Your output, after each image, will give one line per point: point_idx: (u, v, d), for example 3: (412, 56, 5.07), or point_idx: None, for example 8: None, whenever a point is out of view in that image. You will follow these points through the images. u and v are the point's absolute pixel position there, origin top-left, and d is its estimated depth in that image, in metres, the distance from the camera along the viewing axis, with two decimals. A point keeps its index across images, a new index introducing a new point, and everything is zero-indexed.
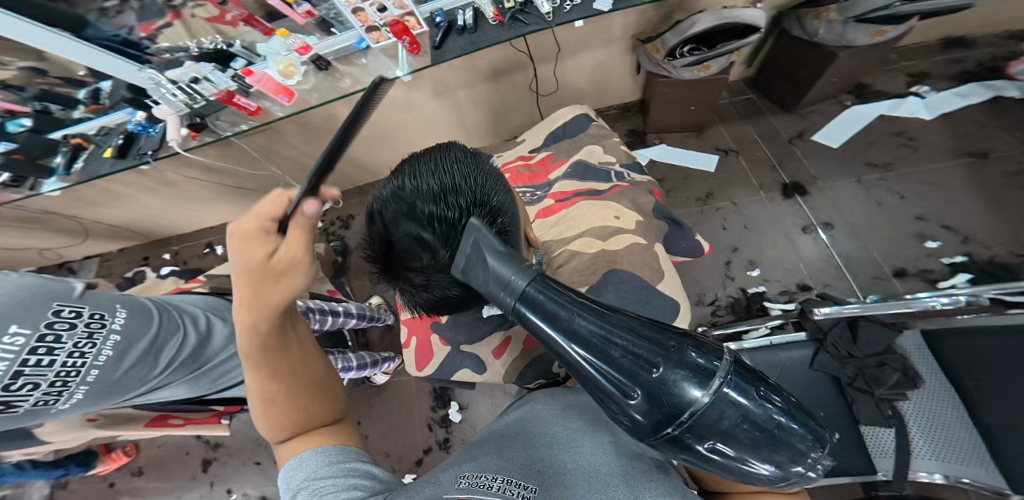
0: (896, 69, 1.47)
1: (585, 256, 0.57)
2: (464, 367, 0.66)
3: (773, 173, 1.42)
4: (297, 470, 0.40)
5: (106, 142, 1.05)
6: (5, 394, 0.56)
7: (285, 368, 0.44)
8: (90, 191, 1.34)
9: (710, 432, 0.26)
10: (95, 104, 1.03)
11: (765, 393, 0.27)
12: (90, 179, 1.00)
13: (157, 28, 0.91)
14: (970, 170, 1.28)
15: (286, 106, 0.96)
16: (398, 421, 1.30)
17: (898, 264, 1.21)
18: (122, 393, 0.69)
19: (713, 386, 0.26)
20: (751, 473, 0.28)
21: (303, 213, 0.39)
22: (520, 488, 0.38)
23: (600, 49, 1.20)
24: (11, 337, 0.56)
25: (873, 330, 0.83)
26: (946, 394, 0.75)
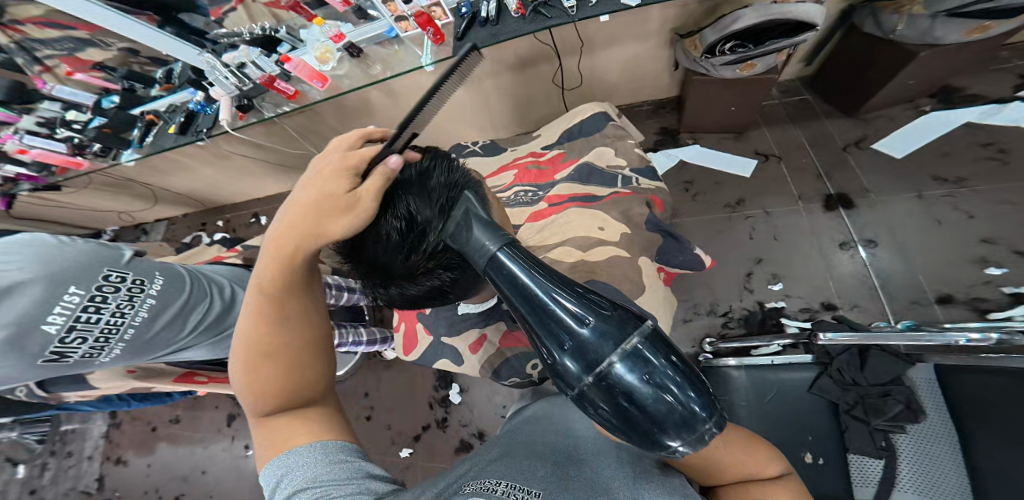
0: (1002, 69, 1.26)
1: (564, 265, 0.58)
2: (444, 357, 0.69)
3: (817, 183, 1.31)
4: (297, 463, 0.37)
5: (172, 118, 1.16)
6: (62, 345, 0.70)
7: (289, 312, 0.41)
8: (160, 161, 1.51)
9: (618, 386, 0.28)
10: (168, 83, 1.17)
11: (675, 365, 0.29)
12: (155, 152, 1.12)
13: (224, 12, 1.00)
14: None
15: (320, 91, 1.01)
16: (403, 395, 1.43)
17: (945, 289, 1.10)
18: (153, 350, 0.83)
19: (628, 342, 0.29)
20: (655, 439, 0.29)
21: (387, 166, 0.36)
22: (523, 493, 0.39)
23: (635, 43, 1.16)
24: (69, 296, 0.68)
25: (884, 360, 0.91)
26: (945, 432, 0.75)
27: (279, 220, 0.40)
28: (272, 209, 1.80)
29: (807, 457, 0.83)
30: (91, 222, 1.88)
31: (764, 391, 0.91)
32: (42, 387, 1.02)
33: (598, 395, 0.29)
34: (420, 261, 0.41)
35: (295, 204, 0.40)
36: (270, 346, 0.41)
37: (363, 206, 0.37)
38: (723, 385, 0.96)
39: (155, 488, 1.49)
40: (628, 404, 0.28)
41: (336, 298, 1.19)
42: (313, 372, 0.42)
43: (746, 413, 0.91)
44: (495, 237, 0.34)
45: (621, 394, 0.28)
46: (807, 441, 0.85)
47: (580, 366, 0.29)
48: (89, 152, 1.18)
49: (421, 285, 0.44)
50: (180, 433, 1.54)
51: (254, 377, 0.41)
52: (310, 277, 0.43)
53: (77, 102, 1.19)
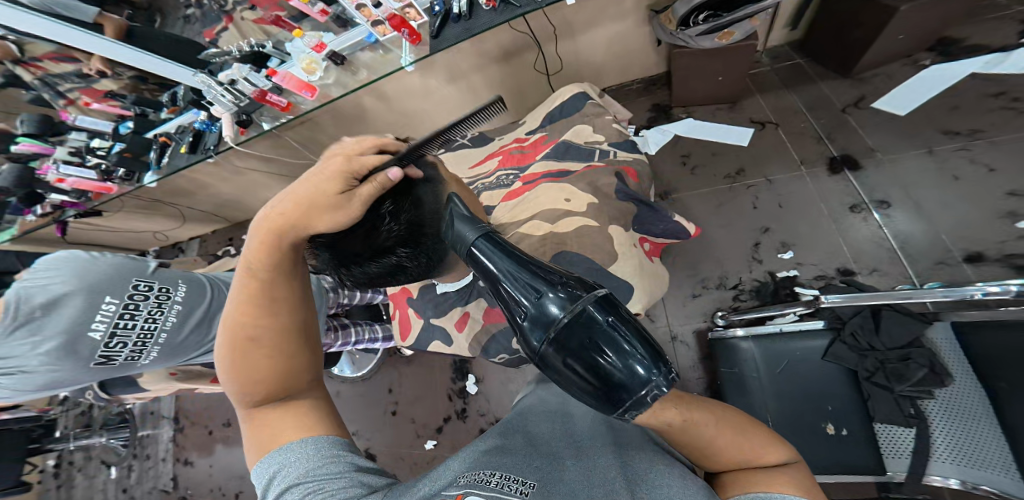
0: (1005, 17, 1.19)
1: (533, 238, 0.59)
2: (435, 338, 0.72)
3: (819, 146, 1.26)
4: (291, 457, 0.38)
5: (182, 139, 1.25)
6: (107, 348, 0.78)
7: (280, 298, 0.42)
8: (184, 181, 1.62)
9: (575, 345, 0.29)
10: (174, 105, 1.25)
11: (621, 329, 0.30)
12: (173, 172, 1.21)
13: (216, 32, 1.16)
14: None
15: (309, 101, 1.07)
16: (424, 388, 1.47)
17: (973, 247, 1.03)
18: (186, 351, 0.90)
19: (578, 306, 0.30)
20: (606, 397, 0.29)
21: (384, 176, 0.39)
22: (518, 484, 0.37)
23: (614, 23, 1.16)
24: (106, 305, 0.76)
25: (896, 321, 0.80)
26: (982, 409, 0.67)
27: (273, 207, 0.41)
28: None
29: (828, 429, 0.79)
30: (132, 243, 2.04)
31: (773, 363, 0.88)
32: (104, 390, 1.13)
33: (557, 357, 0.30)
34: (380, 240, 0.46)
35: (286, 196, 0.41)
36: (254, 333, 0.41)
37: (354, 208, 0.40)
38: (731, 358, 0.95)
39: (218, 487, 1.61)
40: (585, 365, 0.29)
41: (349, 298, 1.27)
42: (300, 362, 0.43)
43: (758, 386, 0.88)
44: (474, 230, 0.39)
45: (578, 354, 0.29)
46: (829, 411, 0.81)
47: (538, 333, 0.31)
48: (117, 178, 1.29)
49: (380, 262, 0.48)
50: (232, 435, 1.65)
51: (241, 367, 0.41)
52: (295, 269, 0.44)
53: (98, 130, 1.31)
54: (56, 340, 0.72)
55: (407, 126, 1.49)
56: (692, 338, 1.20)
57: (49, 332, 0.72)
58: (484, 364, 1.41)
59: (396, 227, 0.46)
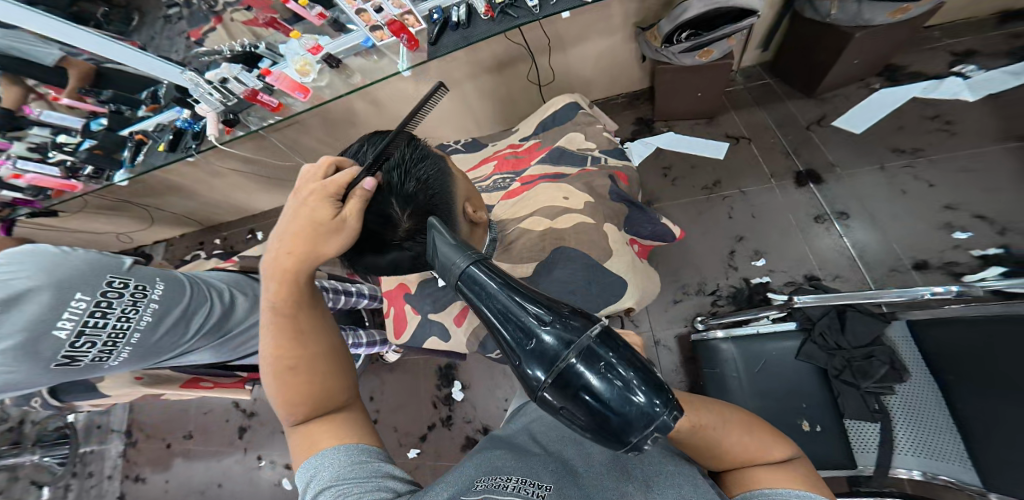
0: (938, 48, 1.40)
1: (534, 233, 0.61)
2: (433, 334, 0.73)
3: (786, 161, 1.36)
4: (323, 464, 0.38)
5: (160, 137, 1.20)
6: (72, 349, 0.73)
7: (306, 326, 0.43)
8: (156, 180, 1.55)
9: (578, 384, 0.28)
10: (154, 103, 1.18)
11: (624, 368, 0.29)
12: (148, 170, 1.17)
13: (204, 32, 1.10)
14: (1015, 155, 1.19)
15: (302, 102, 1.07)
16: (408, 396, 1.43)
17: (919, 255, 1.14)
18: (159, 354, 0.85)
19: (581, 344, 0.29)
20: (620, 432, 0.28)
21: (362, 188, 0.41)
22: (536, 488, 0.38)
23: (602, 38, 1.23)
24: (76, 302, 0.72)
25: (861, 320, 0.86)
26: (935, 399, 0.71)
27: (279, 246, 0.43)
28: (269, 223, 1.83)
29: (804, 425, 0.80)
30: (89, 245, 1.91)
31: (750, 363, 0.89)
32: (54, 398, 1.05)
33: (559, 395, 0.29)
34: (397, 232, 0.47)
35: (284, 233, 0.42)
36: (293, 361, 0.42)
37: (348, 227, 0.41)
38: (712, 358, 0.94)
39: None
40: (592, 405, 0.28)
41: (335, 301, 1.18)
42: (337, 381, 0.42)
43: (738, 386, 0.88)
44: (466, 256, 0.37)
45: (583, 394, 0.28)
46: (803, 408, 0.82)
47: (540, 368, 0.29)
48: (82, 175, 1.23)
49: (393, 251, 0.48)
50: (194, 448, 1.55)
51: (280, 388, 0.41)
52: (316, 295, 0.46)
53: (65, 125, 1.24)
54: (15, 340, 0.67)
55: None
56: (674, 342, 1.23)
57: (6, 331, 0.66)
58: (470, 370, 1.39)
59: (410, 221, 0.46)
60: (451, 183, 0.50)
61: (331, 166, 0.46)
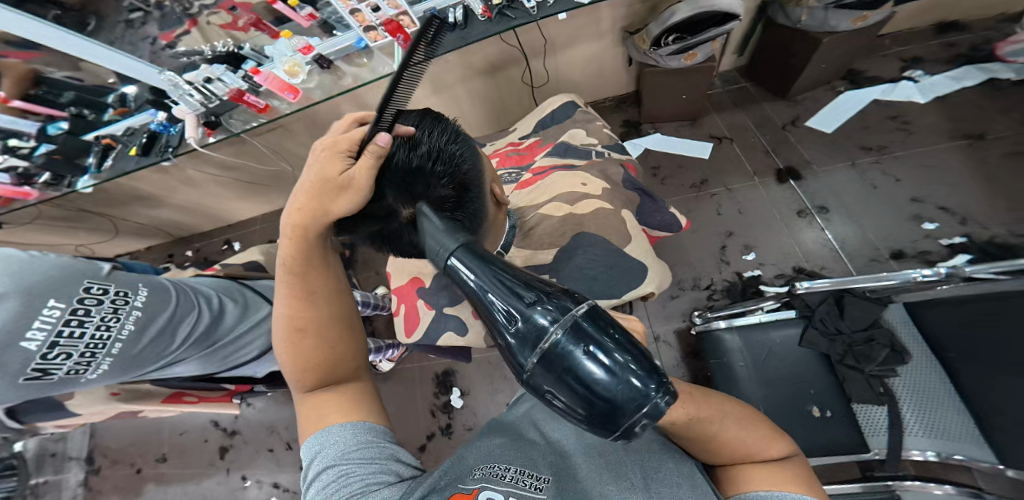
0: (889, 55, 1.53)
1: (553, 219, 0.61)
2: (448, 329, 0.70)
3: (767, 159, 1.43)
4: (327, 440, 0.41)
5: (131, 141, 1.12)
6: (44, 361, 0.65)
7: (316, 291, 0.45)
8: (117, 189, 1.41)
9: (562, 365, 0.28)
10: (123, 106, 1.11)
11: (615, 350, 0.29)
12: (117, 177, 1.09)
13: (176, 35, 1.02)
14: (967, 151, 1.30)
15: (291, 103, 1.03)
16: (402, 405, 1.31)
17: (894, 245, 1.21)
18: (143, 366, 0.78)
19: (570, 323, 0.29)
20: (607, 415, 0.28)
21: (375, 143, 0.39)
22: (532, 478, 0.43)
23: (592, 42, 1.27)
24: (49, 310, 0.64)
25: (858, 305, 0.88)
26: (940, 381, 0.74)
27: (290, 203, 0.43)
28: (248, 233, 1.74)
29: (814, 411, 0.81)
30: None
31: (755, 352, 0.90)
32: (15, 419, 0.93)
33: (545, 377, 0.29)
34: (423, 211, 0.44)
35: (298, 190, 0.43)
36: (305, 324, 0.44)
37: (361, 183, 0.40)
38: (717, 349, 0.95)
39: None
40: (576, 387, 0.28)
41: None
42: (346, 353, 0.45)
43: (745, 375, 0.88)
44: (454, 240, 0.36)
45: (572, 374, 0.28)
46: (812, 394, 0.83)
47: (526, 352, 0.29)
48: (38, 182, 1.12)
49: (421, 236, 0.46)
50: (168, 472, 1.42)
51: (294, 351, 0.44)
52: (329, 259, 0.47)
53: (17, 129, 1.05)
54: None
55: None
56: (673, 337, 1.23)
57: None
58: (470, 375, 1.31)
59: (447, 189, 0.44)
60: (479, 161, 0.49)
61: (353, 124, 0.46)
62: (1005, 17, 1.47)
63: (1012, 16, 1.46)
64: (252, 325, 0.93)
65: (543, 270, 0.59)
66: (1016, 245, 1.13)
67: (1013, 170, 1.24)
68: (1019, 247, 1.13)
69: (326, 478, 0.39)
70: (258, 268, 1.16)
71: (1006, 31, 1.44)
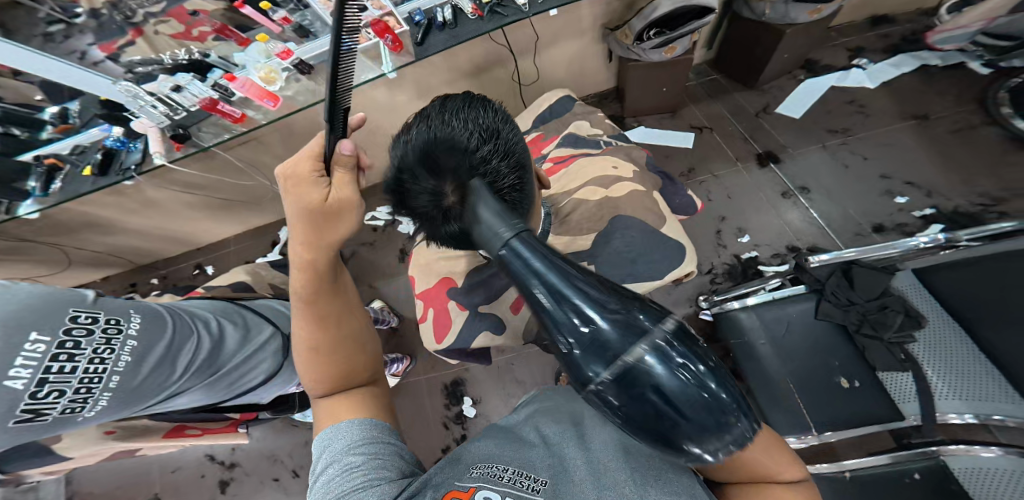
0: (837, 45, 1.63)
1: (590, 203, 0.69)
2: (484, 328, 0.80)
3: (746, 145, 1.49)
4: (333, 437, 0.40)
5: (83, 161, 0.88)
6: (33, 402, 0.57)
7: (327, 315, 0.43)
8: (64, 214, 1.24)
9: (644, 384, 0.23)
10: (64, 123, 0.88)
11: (706, 374, 0.24)
12: (66, 202, 0.85)
13: (118, 46, 0.85)
14: (917, 130, 1.41)
15: (271, 112, 0.90)
16: (414, 420, 1.22)
17: (875, 220, 1.29)
18: (143, 402, 0.68)
19: (654, 341, 0.24)
20: (678, 450, 0.25)
21: (342, 152, 0.43)
22: (531, 480, 0.37)
23: (574, 40, 1.28)
24: (32, 344, 0.56)
25: (866, 275, 0.90)
26: (968, 350, 0.75)
27: (291, 238, 0.43)
28: (223, 255, 1.60)
29: (842, 382, 0.83)
30: None
31: (773, 329, 0.92)
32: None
33: (617, 394, 0.24)
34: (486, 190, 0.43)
35: (292, 222, 0.43)
36: (315, 345, 0.43)
37: (349, 200, 0.43)
38: (735, 329, 0.96)
39: None
40: (656, 407, 0.23)
41: None
42: (360, 362, 0.44)
43: (767, 353, 0.90)
44: (508, 225, 0.30)
45: (652, 393, 0.23)
46: (837, 366, 0.85)
47: (597, 364, 0.24)
48: None
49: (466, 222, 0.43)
50: None
51: (310, 370, 0.43)
52: (338, 282, 0.46)
53: None
54: None
55: (370, 147, 1.43)
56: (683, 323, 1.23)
57: None
58: (480, 381, 1.25)
59: (506, 167, 0.45)
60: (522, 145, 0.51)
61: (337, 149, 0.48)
62: (924, 11, 1.63)
63: (929, 10, 1.63)
64: (257, 347, 0.83)
65: (582, 257, 0.65)
66: (977, 213, 1.23)
67: (959, 144, 1.36)
68: (980, 215, 1.23)
69: (330, 475, 0.37)
70: (245, 290, 1.06)
71: (927, 23, 1.61)
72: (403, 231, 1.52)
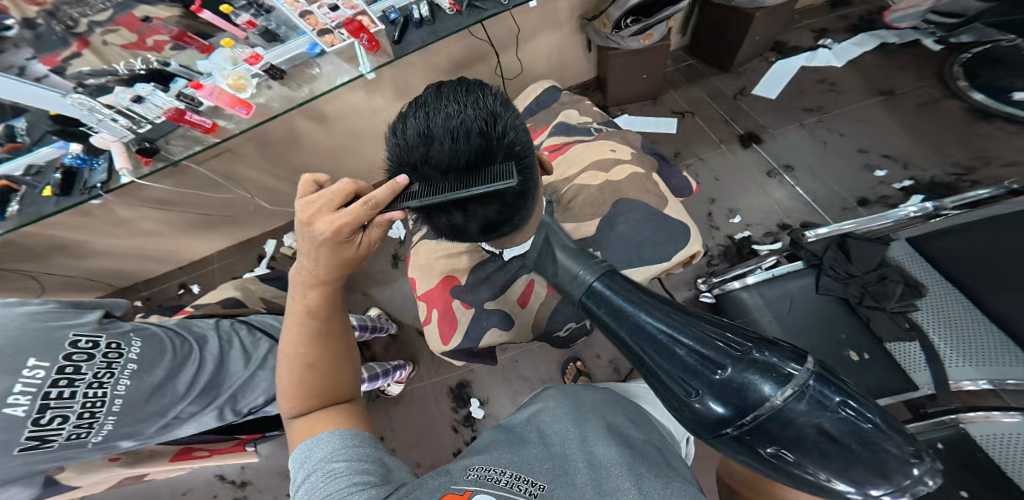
0: (802, 27, 1.67)
1: (592, 188, 0.78)
2: (492, 325, 0.80)
3: (728, 127, 1.51)
4: (314, 447, 0.41)
5: (39, 181, 0.82)
6: (38, 428, 0.60)
7: (331, 332, 0.50)
8: (29, 238, 1.17)
9: (784, 422, 0.31)
10: (10, 141, 0.81)
11: (846, 407, 0.32)
12: (26, 225, 0.78)
13: (63, 59, 0.78)
14: (886, 106, 1.45)
15: (245, 120, 0.86)
16: (423, 426, 1.19)
17: (858, 194, 1.32)
18: (148, 426, 0.71)
19: (799, 385, 0.32)
20: (815, 480, 0.33)
21: (388, 219, 0.46)
22: (527, 485, 0.35)
23: (551, 32, 1.27)
24: (32, 371, 0.60)
25: (863, 246, 0.94)
26: (972, 316, 0.78)
27: (305, 265, 0.47)
28: (209, 272, 1.54)
29: (853, 355, 0.84)
30: None
31: (777, 306, 0.93)
32: None
33: (765, 440, 0.32)
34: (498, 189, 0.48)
35: (308, 256, 0.47)
36: (313, 359, 0.48)
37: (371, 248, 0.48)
38: (739, 309, 0.96)
39: None
40: (809, 437, 0.31)
41: None
42: (346, 381, 0.49)
43: (772, 329, 0.90)
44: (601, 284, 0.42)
45: (800, 431, 0.31)
46: (844, 339, 0.86)
47: (733, 411, 0.32)
48: None
49: (492, 211, 0.50)
50: None
51: (296, 383, 0.46)
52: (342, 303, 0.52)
53: None
54: None
55: (350, 152, 1.39)
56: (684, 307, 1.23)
57: None
58: (486, 381, 1.23)
59: (517, 148, 0.49)
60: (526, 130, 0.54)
61: (349, 192, 0.46)
62: None
63: None
64: (260, 366, 0.82)
65: (588, 243, 0.73)
66: (952, 183, 1.27)
67: (928, 117, 1.40)
68: (955, 184, 1.26)
69: (313, 481, 0.38)
70: (237, 306, 1.02)
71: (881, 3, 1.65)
72: (394, 235, 1.49)
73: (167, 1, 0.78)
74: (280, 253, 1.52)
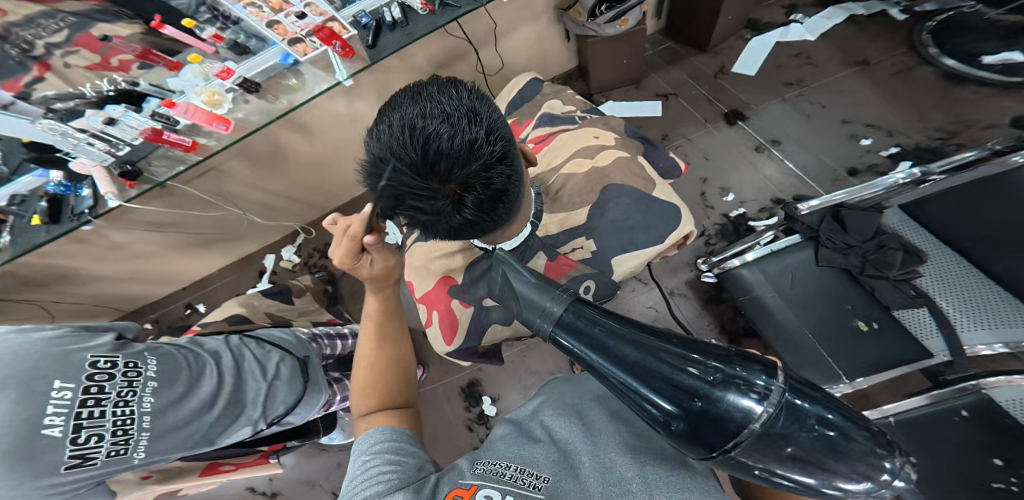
0: (772, 4, 1.66)
1: (579, 176, 0.77)
2: (494, 321, 0.79)
3: (712, 106, 1.50)
4: (361, 441, 0.44)
5: (23, 211, 0.80)
6: (75, 448, 0.59)
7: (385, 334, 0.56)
8: (26, 268, 1.15)
9: (773, 447, 0.25)
10: None
11: (836, 420, 0.26)
12: (21, 256, 0.76)
13: (25, 84, 0.76)
14: (862, 76, 1.45)
15: (224, 135, 0.84)
16: (437, 428, 1.18)
17: (848, 164, 1.32)
18: (184, 441, 0.69)
19: (777, 401, 0.25)
20: (806, 485, 0.26)
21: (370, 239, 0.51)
22: (532, 478, 0.35)
23: (529, 25, 1.27)
24: (59, 392, 0.59)
25: (857, 217, 0.93)
26: (977, 280, 0.78)
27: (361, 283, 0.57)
28: (211, 291, 1.51)
29: (861, 325, 0.84)
30: None
31: (780, 281, 0.93)
32: None
33: (753, 457, 0.26)
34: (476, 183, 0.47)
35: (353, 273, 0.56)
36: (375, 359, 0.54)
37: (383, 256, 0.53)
38: (741, 286, 0.97)
39: None
40: (793, 453, 0.25)
41: (330, 349, 1.03)
42: (399, 386, 0.53)
43: (778, 304, 0.91)
44: (555, 302, 0.33)
45: (786, 449, 0.25)
46: (850, 309, 0.86)
47: (715, 432, 0.25)
48: None
49: (474, 209, 0.50)
50: None
51: (360, 383, 0.52)
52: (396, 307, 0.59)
53: None
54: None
55: (337, 158, 1.37)
56: (687, 288, 1.23)
57: None
58: (496, 379, 1.22)
59: (494, 145, 0.48)
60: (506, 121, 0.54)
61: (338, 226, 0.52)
62: None
63: None
64: (276, 376, 0.81)
65: (580, 231, 0.74)
66: (937, 147, 1.27)
67: (905, 84, 1.40)
68: (940, 148, 1.27)
69: (353, 468, 0.41)
70: (241, 322, 1.01)
71: None
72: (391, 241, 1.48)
73: (126, 18, 0.77)
74: (279, 267, 1.51)
